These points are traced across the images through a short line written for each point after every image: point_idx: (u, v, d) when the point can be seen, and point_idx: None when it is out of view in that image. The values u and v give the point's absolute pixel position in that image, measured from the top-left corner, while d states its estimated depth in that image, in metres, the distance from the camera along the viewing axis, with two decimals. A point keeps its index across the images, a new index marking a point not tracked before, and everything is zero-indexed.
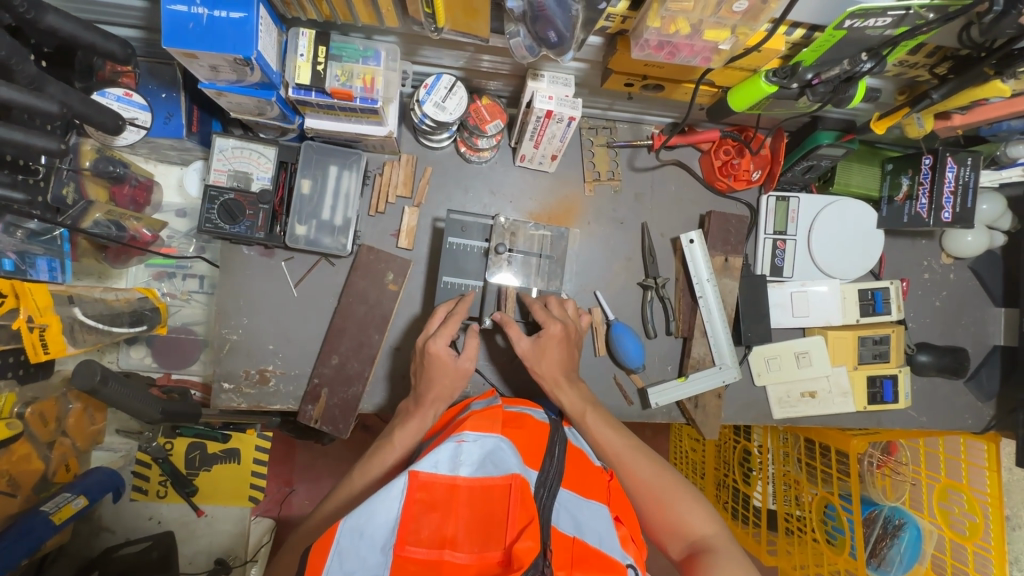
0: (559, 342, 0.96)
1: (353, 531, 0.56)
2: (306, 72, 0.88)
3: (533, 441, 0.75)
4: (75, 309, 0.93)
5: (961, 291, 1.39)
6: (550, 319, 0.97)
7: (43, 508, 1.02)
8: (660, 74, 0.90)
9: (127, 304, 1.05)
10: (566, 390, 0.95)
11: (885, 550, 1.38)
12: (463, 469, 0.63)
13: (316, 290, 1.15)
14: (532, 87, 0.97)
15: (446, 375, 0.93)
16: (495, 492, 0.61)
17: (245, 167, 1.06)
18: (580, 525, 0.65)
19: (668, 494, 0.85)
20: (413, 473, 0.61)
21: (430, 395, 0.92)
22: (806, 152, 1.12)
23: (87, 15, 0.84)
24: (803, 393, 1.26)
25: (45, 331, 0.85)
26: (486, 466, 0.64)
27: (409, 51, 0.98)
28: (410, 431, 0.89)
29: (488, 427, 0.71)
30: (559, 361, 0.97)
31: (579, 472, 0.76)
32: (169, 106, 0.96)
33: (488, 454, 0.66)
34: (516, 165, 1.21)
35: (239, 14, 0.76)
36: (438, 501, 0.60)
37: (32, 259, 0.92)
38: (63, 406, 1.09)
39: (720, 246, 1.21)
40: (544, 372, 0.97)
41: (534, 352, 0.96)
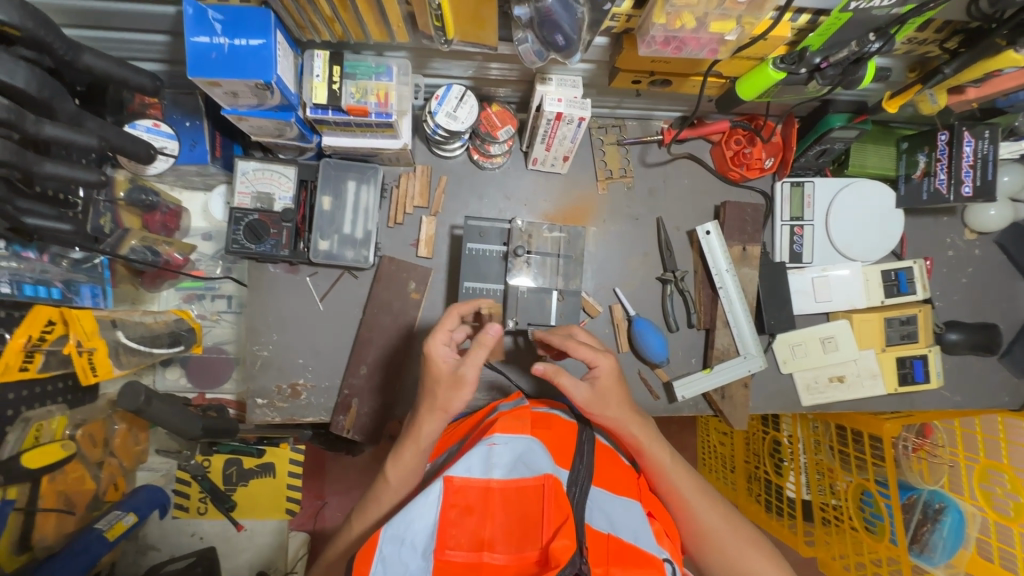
0: (616, 377, 0.83)
1: (395, 538, 0.59)
2: (323, 91, 0.90)
3: (563, 442, 0.76)
4: (118, 332, 0.96)
5: (987, 267, 1.36)
6: (597, 353, 0.83)
7: (96, 526, 1.07)
8: (668, 69, 0.92)
9: (166, 325, 1.08)
10: (640, 431, 0.84)
11: (927, 535, 1.35)
12: (496, 471, 0.64)
13: (342, 303, 1.17)
14: (541, 90, 0.99)
15: (441, 386, 0.79)
16: (529, 494, 0.62)
17: (267, 188, 1.11)
18: (613, 521, 0.66)
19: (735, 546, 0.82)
20: (448, 478, 0.63)
21: (427, 407, 0.80)
22: (818, 136, 1.12)
23: (122, 52, 0.90)
24: (831, 378, 1.25)
25: (94, 355, 0.89)
26: (518, 468, 0.65)
27: (420, 64, 1.01)
28: (403, 467, 0.80)
29: (518, 428, 0.72)
30: (621, 409, 0.82)
31: (609, 468, 0.77)
32: (194, 135, 1.01)
33: (520, 456, 0.67)
34: (529, 168, 1.22)
35: (258, 41, 0.79)
36: (474, 504, 0.62)
37: (76, 288, 0.96)
38: (110, 428, 1.13)
39: (737, 236, 1.22)
40: (610, 420, 0.81)
41: (594, 403, 0.81)
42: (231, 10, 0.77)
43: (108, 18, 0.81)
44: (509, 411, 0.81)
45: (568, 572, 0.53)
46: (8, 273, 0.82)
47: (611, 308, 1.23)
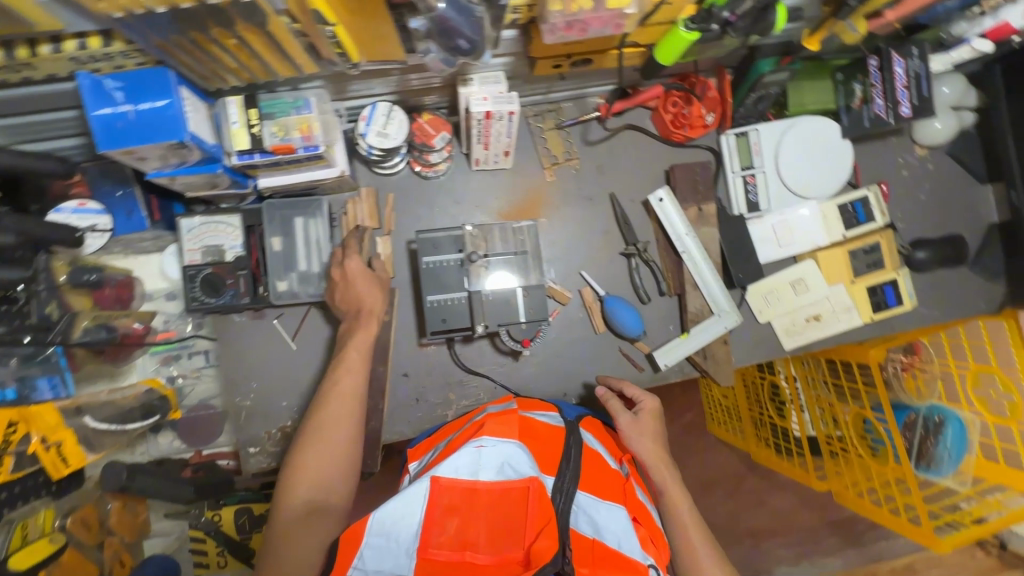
0: (655, 416, 1.02)
1: (381, 533, 0.62)
2: (243, 136, 0.90)
3: (549, 448, 0.77)
4: (85, 417, 1.01)
5: (944, 179, 1.37)
6: (643, 394, 1.03)
7: None
8: (583, 49, 0.91)
9: (135, 400, 1.13)
10: (668, 472, 0.95)
11: (933, 450, 1.35)
12: (484, 473, 0.67)
13: (314, 338, 1.17)
14: (464, 93, 0.98)
15: (374, 285, 1.05)
16: (514, 495, 0.66)
17: (217, 240, 1.09)
18: (599, 526, 0.67)
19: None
20: (435, 478, 0.65)
21: (370, 279, 1.04)
22: (752, 83, 1.13)
23: (8, 138, 0.87)
24: (808, 319, 1.26)
25: (62, 447, 0.94)
26: (504, 471, 0.68)
27: (339, 90, 0.99)
28: (360, 340, 0.99)
29: (506, 432, 0.73)
30: (651, 449, 0.97)
31: (597, 476, 0.74)
32: (128, 203, 1.02)
33: (507, 459, 0.69)
34: (474, 169, 1.21)
35: (162, 101, 0.77)
36: (457, 504, 0.65)
37: (32, 383, 0.96)
38: (102, 508, 1.15)
39: (691, 197, 1.22)
40: (643, 449, 0.97)
41: (633, 427, 0.99)
42: (130, 75, 0.76)
43: (18, 106, 0.80)
44: (497, 415, 0.81)
45: (548, 570, 0.57)
46: None
47: (580, 292, 1.23)
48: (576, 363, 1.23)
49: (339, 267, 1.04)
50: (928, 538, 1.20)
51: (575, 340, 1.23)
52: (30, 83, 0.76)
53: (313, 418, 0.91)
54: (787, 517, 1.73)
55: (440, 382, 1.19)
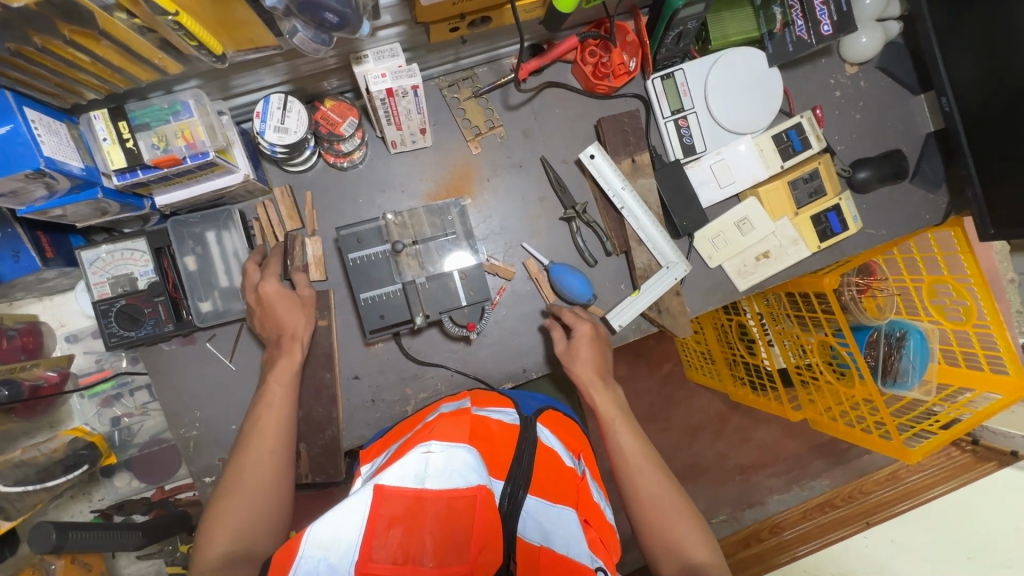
0: (588, 342, 1.08)
1: (319, 546, 0.56)
2: (118, 154, 0.81)
3: (502, 447, 0.74)
4: None
5: (877, 95, 1.34)
6: (578, 320, 1.09)
7: None
8: (475, 6, 0.84)
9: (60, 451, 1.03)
10: (601, 390, 1.06)
11: (897, 364, 1.41)
12: (431, 480, 0.60)
13: (252, 356, 1.11)
14: (360, 72, 0.90)
15: (294, 307, 1.03)
16: (461, 505, 0.60)
17: (125, 269, 1.01)
18: (546, 532, 0.69)
19: (672, 508, 0.91)
20: (379, 487, 0.59)
21: (293, 306, 1.02)
22: (667, 22, 1.06)
23: None
24: (757, 257, 1.24)
25: None
26: (453, 477, 0.61)
27: (222, 87, 0.91)
28: (284, 368, 1.00)
29: (455, 434, 0.68)
30: (592, 363, 1.07)
31: (552, 476, 0.74)
32: (13, 244, 0.91)
33: (459, 463, 0.63)
34: (394, 153, 1.14)
35: (4, 128, 0.69)
36: (401, 515, 0.58)
37: None
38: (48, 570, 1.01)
39: (622, 149, 1.17)
40: (578, 372, 1.06)
41: (568, 354, 1.08)
42: None
43: None
44: (450, 415, 0.77)
45: None
46: None
47: (524, 264, 1.18)
48: (531, 337, 1.19)
49: (254, 292, 1.01)
50: (900, 452, 1.23)
51: (525, 314, 1.19)
52: None
53: (235, 466, 0.90)
54: (772, 448, 1.89)
55: (393, 379, 1.15)
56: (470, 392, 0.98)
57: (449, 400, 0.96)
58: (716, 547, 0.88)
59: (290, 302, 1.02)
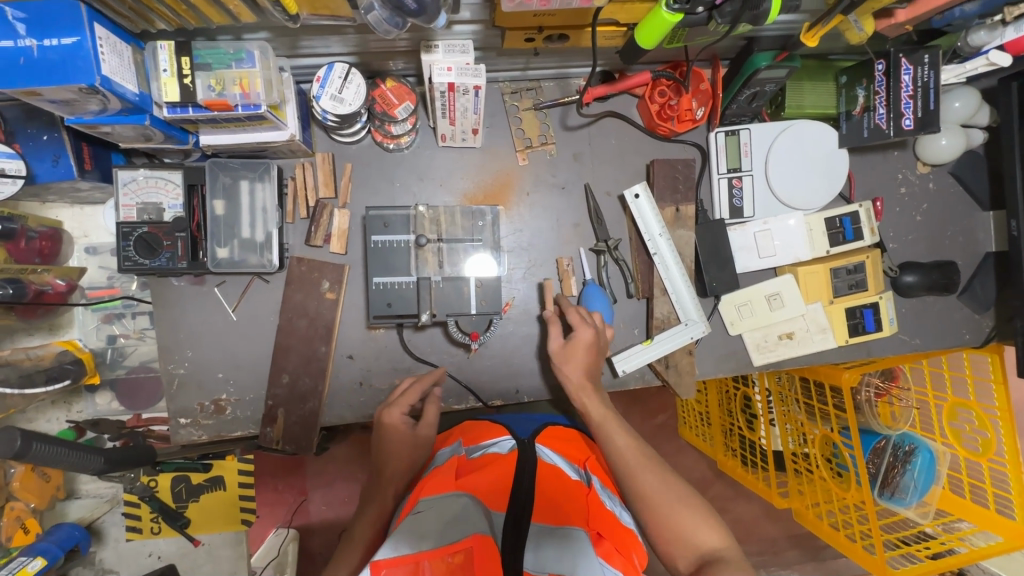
0: (585, 348, 1.00)
1: None
2: (174, 87, 0.81)
3: (503, 480, 0.71)
4: None
5: (943, 201, 1.28)
6: (581, 322, 1.01)
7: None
8: (556, 22, 0.83)
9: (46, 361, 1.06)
10: (586, 392, 0.97)
11: (898, 478, 1.33)
12: (426, 542, 0.58)
13: (255, 311, 1.11)
14: (427, 61, 0.89)
15: (405, 446, 0.94)
16: (460, 561, 0.56)
17: (155, 198, 1.02)
18: (556, 558, 0.61)
19: (679, 499, 0.81)
20: (375, 564, 0.56)
21: (407, 442, 0.94)
22: (745, 80, 1.03)
23: None
24: (780, 336, 1.19)
25: None
26: (449, 531, 0.59)
27: (290, 45, 0.91)
28: (371, 517, 0.86)
29: (444, 486, 0.68)
30: (582, 371, 0.99)
31: (555, 497, 0.70)
32: (55, 149, 0.92)
33: (451, 518, 0.61)
34: (441, 146, 1.13)
35: (71, 39, 0.69)
36: None
37: None
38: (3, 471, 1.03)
39: (669, 196, 1.14)
40: (568, 374, 0.99)
41: (563, 352, 1.01)
42: (35, 6, 0.68)
43: None
44: (445, 466, 0.75)
45: None
46: None
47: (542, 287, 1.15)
48: (532, 359, 1.17)
49: (376, 421, 0.98)
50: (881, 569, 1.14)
51: (531, 335, 1.16)
52: None
53: None
54: (748, 527, 1.83)
55: (387, 367, 1.13)
56: (465, 427, 0.96)
57: (438, 444, 0.96)
58: (724, 533, 0.79)
59: (406, 441, 0.94)
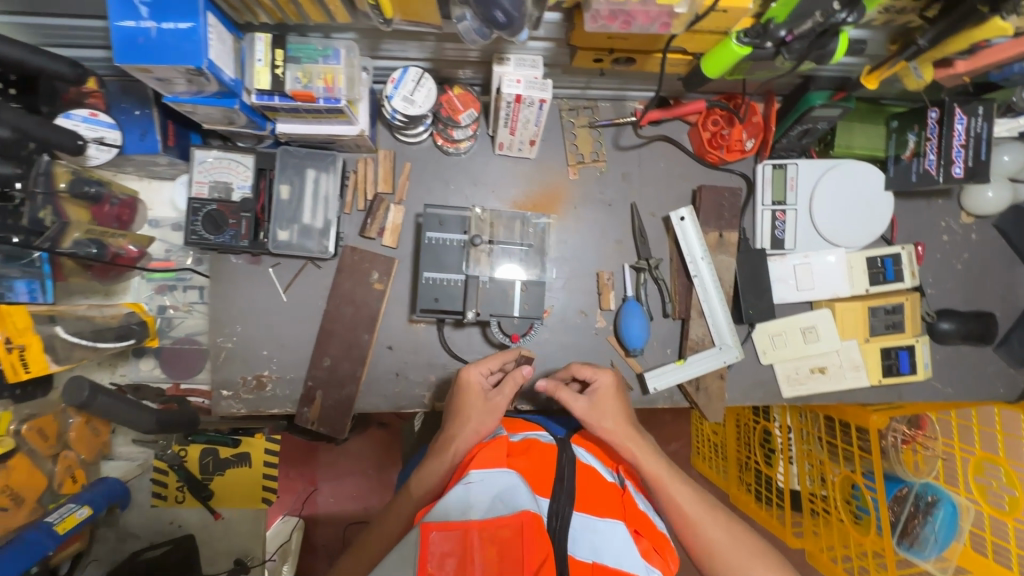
0: (612, 394, 0.93)
1: None
2: (266, 77, 0.87)
3: (545, 468, 0.75)
4: (56, 326, 0.85)
5: (984, 252, 1.29)
6: (596, 372, 0.95)
7: (45, 518, 0.88)
8: (627, 46, 0.87)
9: (114, 319, 0.99)
10: (632, 440, 0.87)
11: (918, 529, 1.27)
12: (474, 513, 0.62)
13: (305, 294, 1.15)
14: (499, 71, 0.95)
15: (473, 410, 0.90)
16: (509, 532, 0.59)
17: (226, 177, 1.08)
18: (598, 548, 0.65)
19: (746, 556, 0.78)
20: (426, 526, 0.59)
21: (480, 411, 0.89)
22: (799, 116, 1.05)
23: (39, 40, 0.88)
24: (812, 369, 1.20)
25: (26, 351, 0.78)
26: (496, 507, 0.63)
27: (371, 46, 0.96)
28: (426, 478, 0.84)
29: (494, 462, 0.71)
30: (614, 413, 0.90)
31: (594, 490, 0.74)
32: (143, 124, 0.98)
33: (498, 495, 0.65)
34: (497, 153, 1.18)
35: (187, 24, 0.75)
36: (451, 550, 0.58)
37: (8, 283, 0.82)
38: (63, 420, 0.94)
39: (713, 222, 1.16)
40: (600, 424, 0.89)
41: (591, 412, 0.90)
42: None
43: (49, 5, 0.79)
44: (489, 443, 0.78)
45: None
46: None
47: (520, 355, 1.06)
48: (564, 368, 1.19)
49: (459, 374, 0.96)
50: None
51: (565, 344, 1.19)
52: None
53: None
54: None
55: (423, 361, 1.17)
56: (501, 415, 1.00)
57: None
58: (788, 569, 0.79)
59: (480, 411, 0.89)
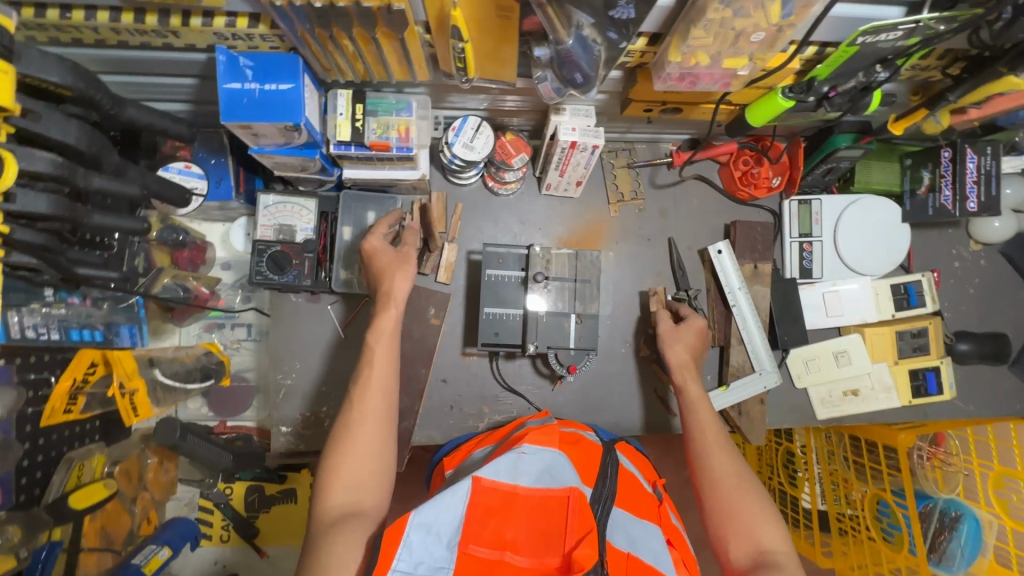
0: (696, 333, 1.12)
1: (422, 526, 0.63)
2: (347, 129, 0.94)
3: (588, 460, 0.81)
4: (155, 370, 1.08)
5: (994, 277, 1.38)
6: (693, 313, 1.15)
7: (135, 561, 1.12)
8: (679, 99, 0.95)
9: (196, 360, 1.16)
10: (686, 371, 1.08)
11: (945, 544, 1.32)
12: (523, 479, 0.70)
13: (362, 329, 1.20)
14: (555, 120, 1.02)
15: (391, 265, 0.99)
16: (555, 503, 0.67)
17: (289, 221, 1.11)
18: (634, 541, 0.69)
19: (750, 499, 0.89)
20: (478, 479, 0.68)
21: (398, 266, 0.99)
22: (824, 156, 1.13)
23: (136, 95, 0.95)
24: (845, 392, 1.27)
25: (135, 395, 0.98)
26: (544, 478, 0.71)
27: (438, 99, 1.04)
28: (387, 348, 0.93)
29: (546, 442, 0.78)
30: (688, 350, 1.10)
31: (632, 490, 0.80)
32: (219, 172, 1.05)
33: (546, 468, 0.73)
34: (542, 193, 1.25)
35: (287, 85, 0.81)
36: (499, 505, 0.67)
37: (117, 329, 1.03)
38: (143, 463, 1.16)
39: (748, 254, 1.24)
40: (671, 352, 1.10)
41: (671, 333, 1.12)
42: (261, 57, 0.81)
43: (151, 66, 0.86)
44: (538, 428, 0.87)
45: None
46: (58, 320, 0.88)
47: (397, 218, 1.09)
48: (611, 395, 1.24)
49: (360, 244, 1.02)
50: None
51: (611, 373, 1.25)
52: (170, 48, 0.81)
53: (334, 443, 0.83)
54: None
55: (476, 393, 1.21)
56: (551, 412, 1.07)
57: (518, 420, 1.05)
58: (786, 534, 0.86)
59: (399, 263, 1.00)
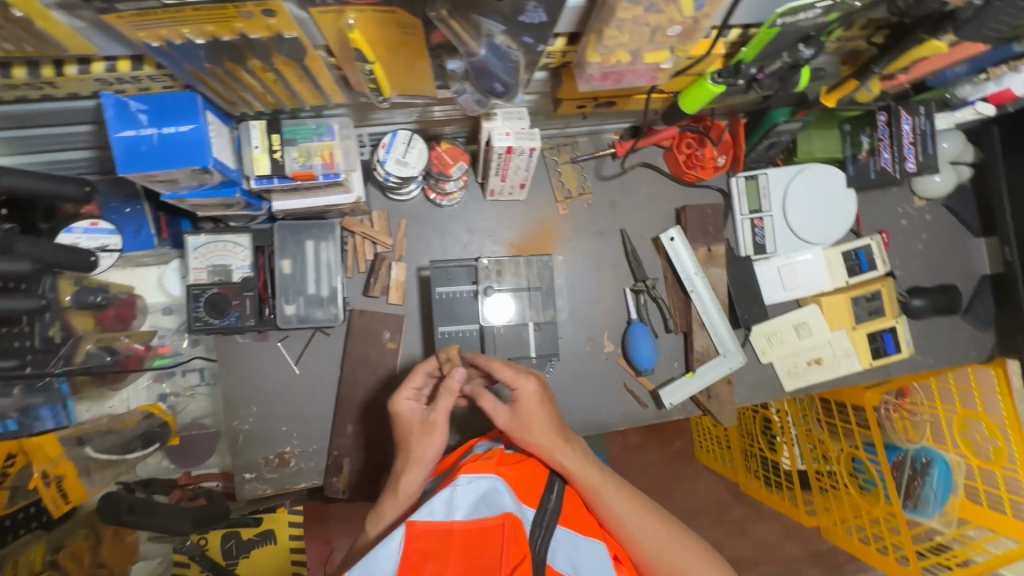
0: (536, 401, 0.78)
1: None
2: (264, 162, 0.88)
3: (532, 477, 0.73)
4: (85, 448, 1.02)
5: (939, 230, 1.41)
6: (518, 375, 0.80)
7: None
8: (610, 93, 0.92)
9: (137, 426, 1.12)
10: (563, 449, 0.75)
11: (919, 490, 1.35)
12: (458, 512, 0.62)
13: (318, 361, 1.16)
14: (487, 127, 0.97)
15: (414, 434, 0.78)
16: (489, 533, 0.60)
17: (224, 261, 1.05)
18: (577, 563, 0.63)
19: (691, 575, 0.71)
20: (411, 522, 0.60)
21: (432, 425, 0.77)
22: (764, 131, 1.13)
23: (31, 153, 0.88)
24: (809, 362, 1.28)
25: (62, 481, 0.96)
26: (481, 508, 0.63)
27: (362, 117, 0.99)
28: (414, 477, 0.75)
29: (484, 466, 0.69)
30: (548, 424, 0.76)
31: (575, 505, 0.73)
32: (136, 220, 1.03)
33: (483, 496, 0.64)
34: (488, 200, 1.21)
35: (188, 126, 0.75)
36: (433, 547, 0.59)
37: (35, 413, 0.94)
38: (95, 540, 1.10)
39: (701, 237, 1.23)
40: (531, 437, 0.75)
41: (514, 421, 0.77)
42: (155, 99, 0.74)
43: (35, 118, 0.78)
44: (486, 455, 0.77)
45: None
46: None
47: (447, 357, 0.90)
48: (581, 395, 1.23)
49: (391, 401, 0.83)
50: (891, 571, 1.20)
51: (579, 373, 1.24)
52: (52, 99, 0.74)
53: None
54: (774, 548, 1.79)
55: None
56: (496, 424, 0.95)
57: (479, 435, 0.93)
58: None
59: (430, 429, 0.77)
